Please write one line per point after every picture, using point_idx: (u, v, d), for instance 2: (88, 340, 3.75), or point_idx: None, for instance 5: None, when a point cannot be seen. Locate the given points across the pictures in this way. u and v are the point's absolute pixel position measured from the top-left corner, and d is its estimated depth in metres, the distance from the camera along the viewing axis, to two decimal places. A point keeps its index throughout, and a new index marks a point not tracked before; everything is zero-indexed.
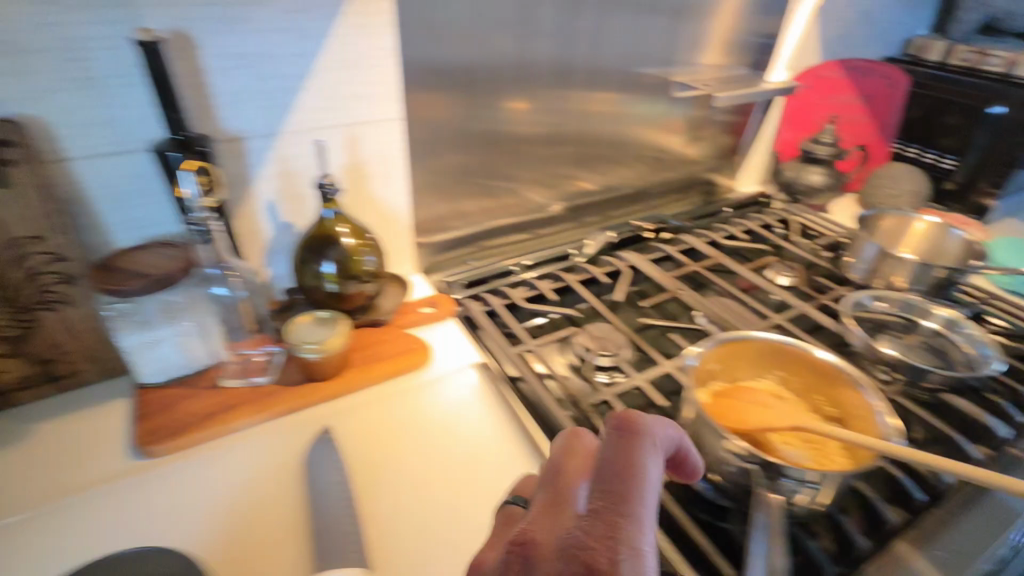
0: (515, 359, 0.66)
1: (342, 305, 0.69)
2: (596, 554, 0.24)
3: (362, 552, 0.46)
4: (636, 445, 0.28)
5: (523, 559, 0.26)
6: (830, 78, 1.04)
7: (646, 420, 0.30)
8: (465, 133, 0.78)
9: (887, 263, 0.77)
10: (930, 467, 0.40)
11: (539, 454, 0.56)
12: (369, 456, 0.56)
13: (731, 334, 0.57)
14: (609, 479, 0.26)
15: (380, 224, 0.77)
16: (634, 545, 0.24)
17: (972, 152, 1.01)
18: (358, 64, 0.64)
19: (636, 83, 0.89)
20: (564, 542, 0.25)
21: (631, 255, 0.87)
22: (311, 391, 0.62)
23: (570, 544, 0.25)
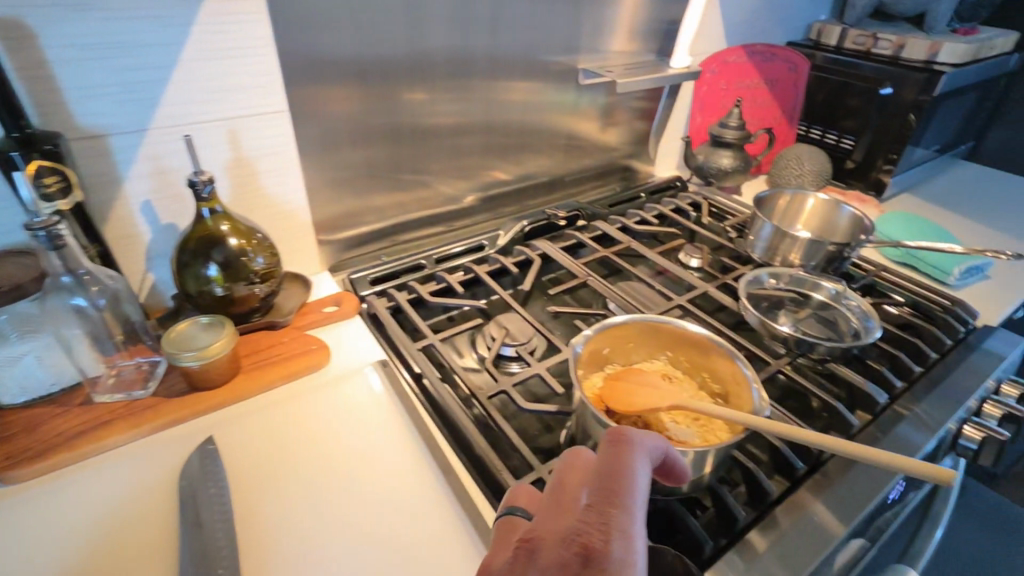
0: (416, 356, 0.65)
1: (231, 310, 0.66)
2: (593, 538, 0.32)
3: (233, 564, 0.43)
4: (626, 458, 0.36)
5: (531, 551, 0.33)
6: (735, 64, 1.06)
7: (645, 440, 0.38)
8: (364, 125, 0.76)
9: (783, 241, 0.79)
10: (791, 437, 0.42)
11: (435, 449, 0.56)
12: (255, 462, 0.54)
13: (617, 318, 0.57)
14: (606, 483, 0.34)
15: (275, 221, 0.74)
16: (624, 530, 0.32)
17: (867, 133, 1.07)
18: (231, 54, 0.61)
19: (543, 71, 0.88)
20: (568, 531, 0.33)
21: (543, 244, 0.87)
22: (195, 400, 0.58)
23: (572, 532, 0.32)
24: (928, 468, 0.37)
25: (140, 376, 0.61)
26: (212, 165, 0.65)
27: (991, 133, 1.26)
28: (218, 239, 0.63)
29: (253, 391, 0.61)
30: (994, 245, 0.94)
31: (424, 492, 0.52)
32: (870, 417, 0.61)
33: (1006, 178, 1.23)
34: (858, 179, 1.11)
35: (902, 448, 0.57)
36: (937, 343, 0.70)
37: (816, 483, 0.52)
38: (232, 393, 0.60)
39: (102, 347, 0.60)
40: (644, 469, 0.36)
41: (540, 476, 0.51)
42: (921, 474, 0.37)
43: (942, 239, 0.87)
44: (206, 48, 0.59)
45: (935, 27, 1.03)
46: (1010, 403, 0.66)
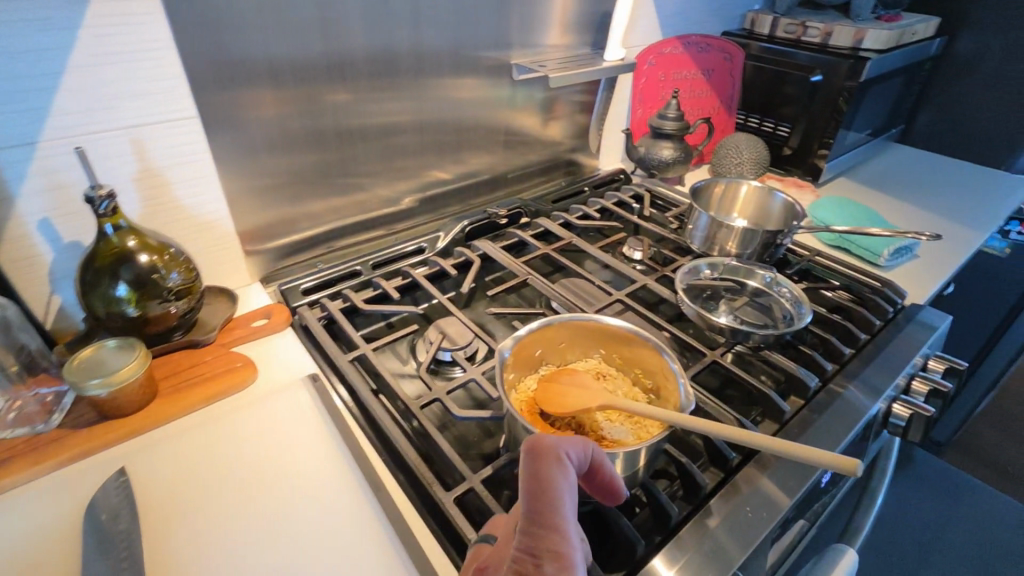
0: (347, 369, 0.63)
1: (147, 330, 0.62)
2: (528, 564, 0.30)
3: None
4: (548, 469, 0.34)
5: None
6: (671, 55, 1.06)
7: (563, 444, 0.36)
8: (286, 128, 0.72)
9: (719, 230, 0.80)
10: (713, 433, 0.43)
11: (365, 465, 0.54)
12: (170, 491, 0.50)
13: (546, 319, 0.56)
14: (533, 502, 0.32)
15: (194, 234, 0.70)
16: (556, 548, 0.30)
17: (801, 119, 1.09)
18: (127, 58, 0.57)
19: (474, 67, 0.87)
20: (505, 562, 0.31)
21: (484, 243, 0.86)
22: (106, 430, 0.55)
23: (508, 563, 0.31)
24: (835, 458, 0.38)
25: (44, 409, 0.56)
26: (116, 179, 0.61)
27: (920, 115, 1.31)
28: (126, 256, 0.59)
29: (171, 416, 0.58)
30: (923, 225, 0.98)
31: (351, 510, 0.50)
32: (803, 402, 0.62)
33: (936, 158, 1.27)
34: (796, 166, 1.13)
35: (832, 430, 0.58)
36: (866, 324, 0.72)
37: (748, 472, 0.53)
38: (147, 420, 0.56)
39: None
40: (568, 475, 0.34)
41: (471, 486, 0.50)
42: (829, 464, 0.38)
43: (873, 221, 0.89)
44: (98, 53, 0.55)
45: (860, 15, 1.05)
46: (936, 379, 0.68)
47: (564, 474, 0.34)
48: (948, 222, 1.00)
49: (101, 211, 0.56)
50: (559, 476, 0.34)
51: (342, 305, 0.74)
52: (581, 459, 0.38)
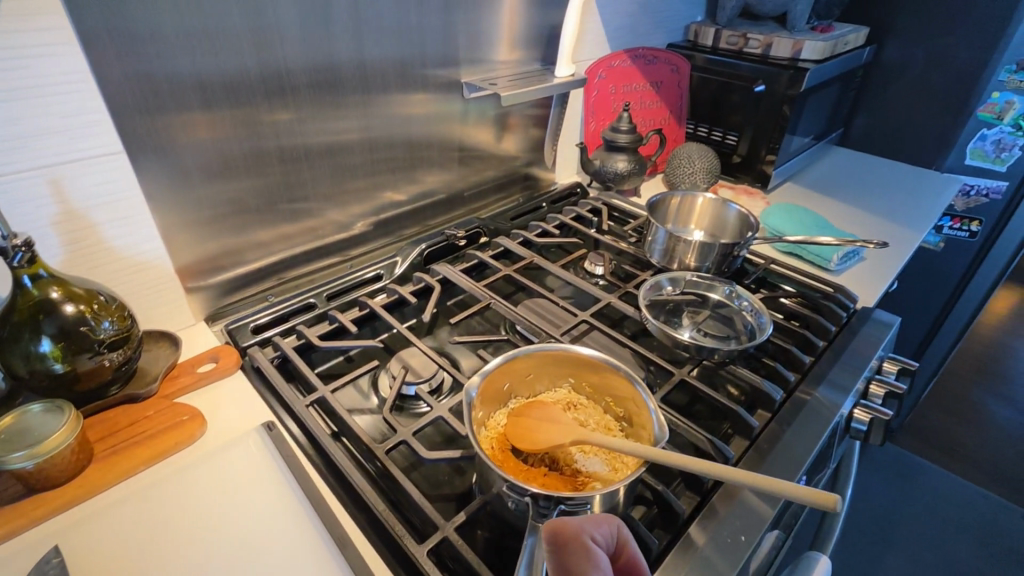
0: (305, 415, 0.59)
1: (78, 388, 0.57)
2: None
3: None
4: (575, 563, 0.34)
5: None
6: (620, 68, 1.07)
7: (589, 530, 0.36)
8: (226, 157, 0.68)
9: (678, 244, 0.80)
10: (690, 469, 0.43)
11: (331, 519, 0.51)
12: (114, 568, 0.46)
13: (513, 352, 0.54)
14: None
15: (127, 275, 0.65)
16: None
17: (748, 127, 1.12)
18: (37, 92, 0.52)
19: (423, 85, 0.84)
20: None
21: (444, 267, 0.84)
22: (34, 505, 0.49)
23: None
24: (810, 494, 0.39)
25: None
26: (34, 224, 0.56)
27: (855, 119, 1.37)
28: (48, 308, 0.54)
29: (109, 482, 0.53)
30: (866, 227, 1.02)
31: (317, 570, 0.47)
32: (770, 414, 0.63)
33: (872, 160, 1.34)
34: (745, 173, 1.17)
35: (800, 442, 0.59)
36: (822, 331, 0.74)
37: (724, 493, 0.53)
38: (81, 490, 0.51)
39: None
40: (597, 564, 0.34)
41: (444, 534, 0.48)
42: (811, 501, 0.39)
43: (822, 227, 0.92)
44: (3, 87, 0.50)
45: (796, 26, 1.09)
46: (890, 381, 0.70)
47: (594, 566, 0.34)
48: (890, 223, 1.04)
49: (16, 263, 0.50)
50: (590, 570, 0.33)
51: (297, 342, 0.70)
52: (609, 537, 0.37)
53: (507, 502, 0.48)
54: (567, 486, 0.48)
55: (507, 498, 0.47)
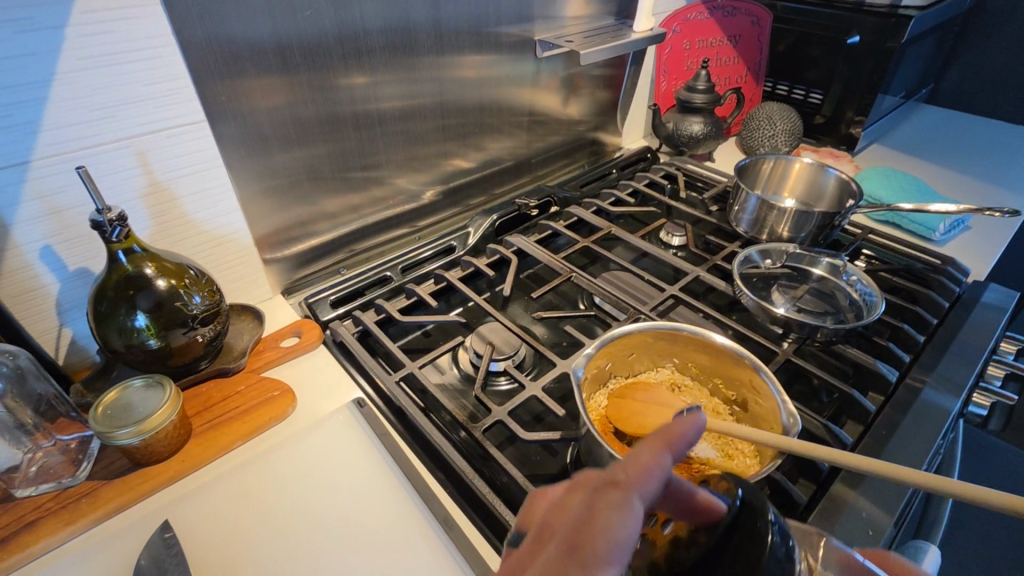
0: (396, 390, 0.58)
1: (171, 363, 0.56)
2: None
3: None
4: (603, 512, 0.29)
5: None
6: (695, 22, 0.99)
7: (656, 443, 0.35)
8: (300, 122, 0.66)
9: (769, 213, 0.76)
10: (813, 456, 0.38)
11: (432, 499, 0.50)
12: (226, 545, 0.46)
13: (621, 330, 0.52)
14: (572, 539, 0.28)
15: (210, 250, 0.64)
16: None
17: (835, 84, 1.04)
18: (122, 59, 0.50)
19: (496, 44, 0.80)
20: None
21: (518, 238, 0.81)
22: (143, 479, 0.50)
23: None
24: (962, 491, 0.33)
25: (69, 460, 0.51)
26: (122, 196, 0.55)
27: (948, 73, 1.25)
28: (141, 283, 0.53)
29: (210, 457, 0.53)
30: (969, 191, 0.94)
31: (423, 550, 0.46)
32: (884, 398, 0.59)
33: (967, 118, 1.22)
34: (827, 134, 1.08)
35: (921, 429, 0.54)
36: (934, 307, 0.68)
37: (845, 483, 0.50)
38: (184, 465, 0.51)
39: (13, 435, 0.50)
40: (624, 516, 0.29)
41: None
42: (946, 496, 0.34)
43: (925, 193, 0.85)
44: (88, 54, 0.48)
45: None
46: (1011, 362, 0.64)
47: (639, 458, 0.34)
48: (998, 187, 0.95)
49: (113, 238, 0.50)
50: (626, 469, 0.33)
51: (376, 317, 0.69)
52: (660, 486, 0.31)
53: None
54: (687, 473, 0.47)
55: None
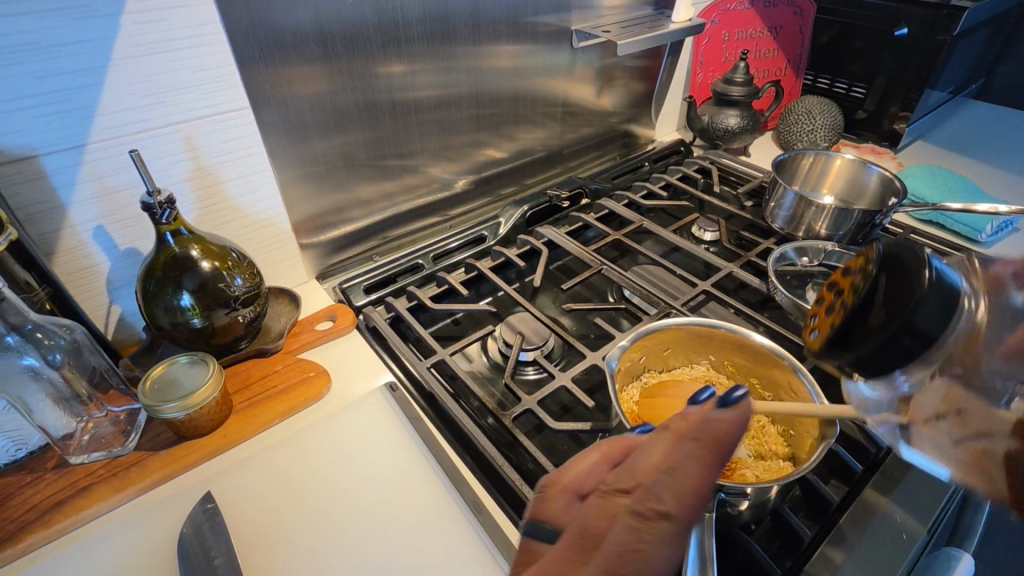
0: (427, 376, 0.59)
1: (214, 341, 0.58)
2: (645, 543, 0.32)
3: None
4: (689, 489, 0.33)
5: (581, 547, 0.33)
6: (735, 12, 0.97)
7: (705, 438, 0.34)
8: (338, 109, 0.67)
9: (807, 210, 0.75)
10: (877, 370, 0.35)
11: (460, 482, 0.51)
12: (264, 520, 0.47)
13: (655, 325, 0.52)
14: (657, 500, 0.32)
15: (251, 233, 0.66)
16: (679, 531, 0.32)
17: (880, 77, 1.00)
18: (173, 46, 0.51)
19: (532, 33, 0.80)
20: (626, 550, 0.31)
21: (549, 229, 0.81)
22: (186, 452, 0.52)
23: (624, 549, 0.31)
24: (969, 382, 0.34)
25: (119, 430, 0.53)
26: (170, 179, 0.57)
27: (1000, 67, 1.20)
28: (186, 264, 0.55)
29: (249, 434, 0.55)
30: (1019, 191, 0.90)
31: (451, 530, 0.47)
32: None
33: (1018, 115, 1.17)
34: (869, 130, 1.05)
35: None
36: None
37: (878, 487, 0.49)
38: (225, 440, 0.53)
39: (69, 406, 0.52)
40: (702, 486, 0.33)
41: None
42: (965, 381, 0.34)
43: (972, 193, 0.82)
44: (142, 41, 0.49)
45: None
46: None
47: (713, 461, 0.34)
48: None
49: (163, 220, 0.51)
50: (706, 483, 0.33)
51: (408, 303, 0.70)
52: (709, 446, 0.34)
53: None
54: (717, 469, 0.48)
55: None
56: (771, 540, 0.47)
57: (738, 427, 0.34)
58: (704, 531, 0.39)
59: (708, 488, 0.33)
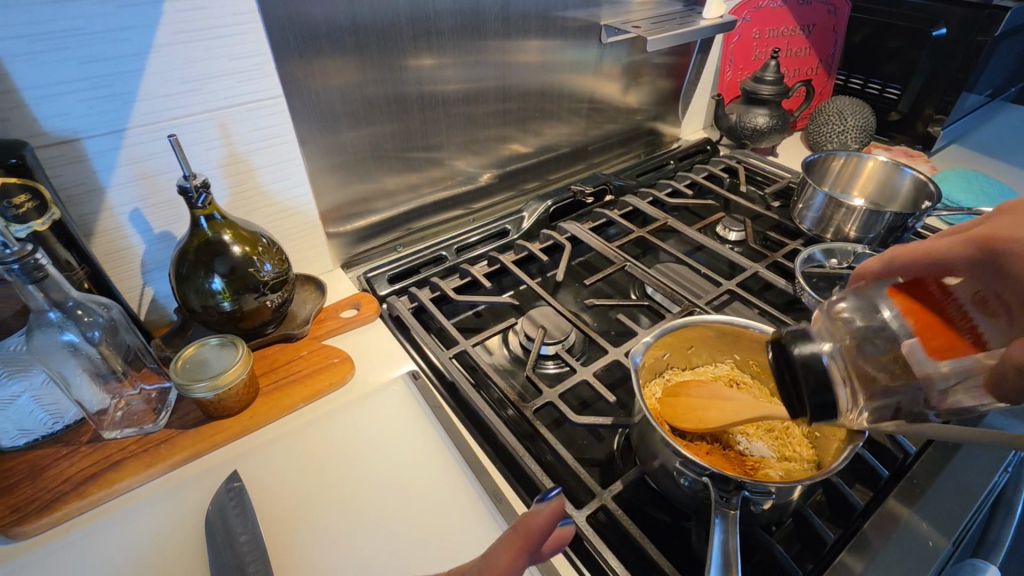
0: (449, 365, 0.60)
1: (242, 325, 0.60)
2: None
3: None
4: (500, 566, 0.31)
5: None
6: (767, 10, 0.96)
7: (516, 523, 0.33)
8: (368, 100, 0.67)
9: (836, 212, 0.74)
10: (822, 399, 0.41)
11: (480, 472, 0.51)
12: (287, 502, 0.48)
13: (680, 321, 0.52)
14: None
15: (279, 221, 0.67)
16: None
17: (915, 79, 0.98)
18: (211, 34, 0.52)
19: (561, 28, 0.79)
20: None
21: (572, 224, 0.81)
22: (213, 431, 0.53)
23: None
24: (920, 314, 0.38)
25: (150, 408, 0.55)
26: (204, 164, 0.58)
27: None
28: (219, 248, 0.56)
29: (274, 416, 0.56)
30: None
31: (470, 518, 0.47)
32: None
33: None
34: (902, 132, 1.03)
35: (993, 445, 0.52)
36: None
37: (904, 492, 0.49)
38: (251, 421, 0.54)
39: (104, 380, 0.54)
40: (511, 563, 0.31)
41: (602, 503, 0.47)
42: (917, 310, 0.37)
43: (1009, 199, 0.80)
44: (181, 29, 0.50)
45: None
46: None
47: (523, 544, 0.32)
48: None
49: (198, 204, 0.52)
50: (515, 566, 0.31)
51: (432, 294, 0.70)
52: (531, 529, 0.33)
53: (679, 481, 0.45)
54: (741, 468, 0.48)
55: (675, 479, 0.45)
56: (794, 542, 0.47)
57: (550, 516, 0.33)
58: (728, 527, 0.39)
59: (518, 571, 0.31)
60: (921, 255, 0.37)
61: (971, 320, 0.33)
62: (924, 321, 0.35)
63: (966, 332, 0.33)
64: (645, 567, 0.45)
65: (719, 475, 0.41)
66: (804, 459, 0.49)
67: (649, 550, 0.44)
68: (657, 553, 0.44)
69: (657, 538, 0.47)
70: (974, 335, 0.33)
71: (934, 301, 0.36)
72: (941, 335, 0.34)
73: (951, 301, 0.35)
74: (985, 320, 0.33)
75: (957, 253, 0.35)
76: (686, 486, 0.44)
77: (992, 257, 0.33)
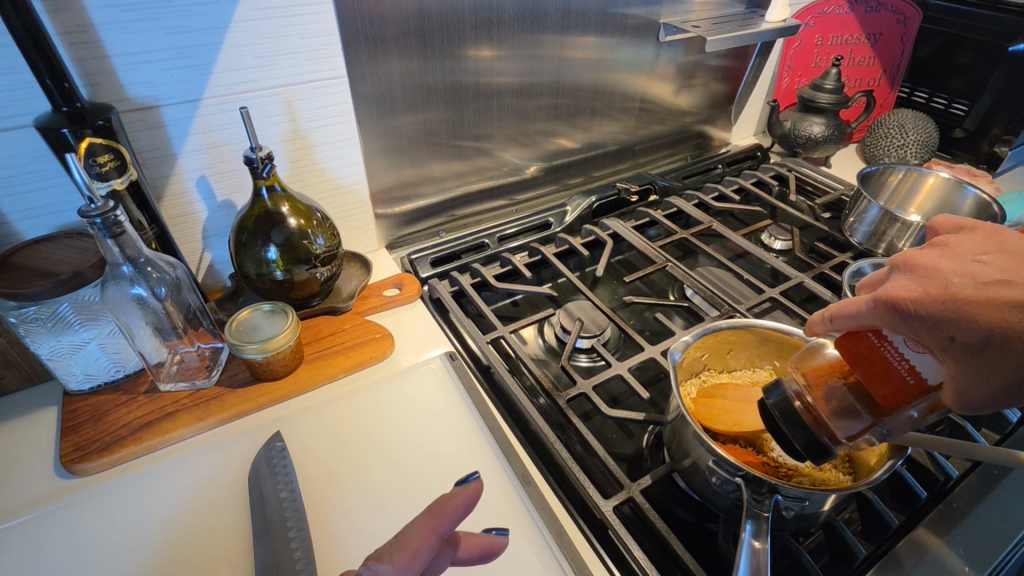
0: (486, 349, 0.61)
1: (292, 294, 0.62)
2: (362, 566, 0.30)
3: (308, 565, 0.42)
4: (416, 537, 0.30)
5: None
6: (831, 16, 0.94)
7: (432, 503, 0.32)
8: (425, 87, 0.69)
9: (891, 226, 0.72)
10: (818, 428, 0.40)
11: (509, 453, 0.52)
12: (325, 465, 0.51)
13: (721, 323, 0.52)
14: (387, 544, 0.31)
15: (332, 197, 0.70)
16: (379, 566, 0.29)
17: (985, 96, 0.94)
18: (285, 14, 0.55)
19: (619, 26, 0.79)
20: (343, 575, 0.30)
21: (615, 221, 0.81)
22: (261, 392, 0.56)
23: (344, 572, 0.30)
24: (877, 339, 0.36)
25: (203, 365, 0.59)
26: (269, 138, 0.61)
27: None
28: (277, 219, 0.59)
29: (317, 383, 0.58)
30: None
31: (498, 496, 0.49)
32: (998, 437, 0.55)
33: None
34: (966, 151, 0.99)
35: None
36: None
37: (943, 516, 0.47)
38: (295, 386, 0.57)
39: (165, 335, 0.57)
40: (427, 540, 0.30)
41: (630, 495, 0.47)
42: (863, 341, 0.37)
43: None
44: (258, 7, 0.53)
45: None
46: None
47: (435, 525, 0.31)
48: None
49: (262, 175, 0.55)
50: (425, 546, 0.30)
51: (472, 280, 0.72)
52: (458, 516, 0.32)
53: (711, 480, 0.45)
54: (774, 472, 0.47)
55: (707, 478, 0.45)
56: (824, 554, 0.47)
57: (466, 499, 0.32)
58: (759, 530, 0.40)
59: (427, 553, 0.30)
60: (844, 312, 0.37)
61: (908, 363, 0.34)
62: (870, 370, 0.36)
63: (908, 374, 0.35)
64: (668, 561, 0.45)
65: (753, 478, 0.41)
66: (839, 470, 0.49)
67: (675, 545, 0.44)
68: (682, 549, 0.44)
69: (681, 535, 0.48)
70: (915, 376, 0.34)
71: (870, 350, 0.36)
72: (887, 381, 0.35)
73: (885, 346, 0.36)
74: (919, 360, 0.34)
75: (872, 313, 0.35)
76: (717, 486, 0.45)
77: (895, 319, 0.33)
